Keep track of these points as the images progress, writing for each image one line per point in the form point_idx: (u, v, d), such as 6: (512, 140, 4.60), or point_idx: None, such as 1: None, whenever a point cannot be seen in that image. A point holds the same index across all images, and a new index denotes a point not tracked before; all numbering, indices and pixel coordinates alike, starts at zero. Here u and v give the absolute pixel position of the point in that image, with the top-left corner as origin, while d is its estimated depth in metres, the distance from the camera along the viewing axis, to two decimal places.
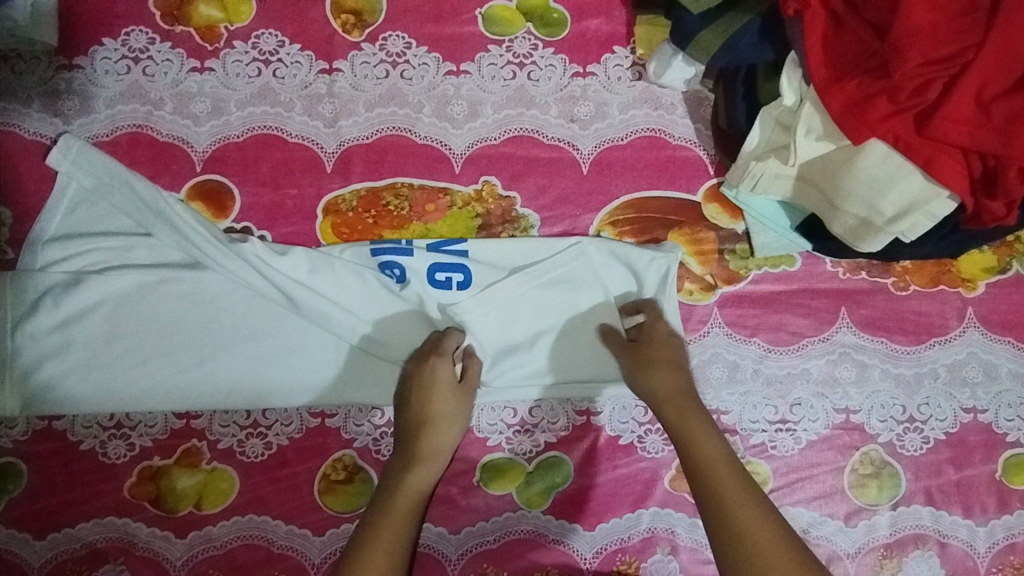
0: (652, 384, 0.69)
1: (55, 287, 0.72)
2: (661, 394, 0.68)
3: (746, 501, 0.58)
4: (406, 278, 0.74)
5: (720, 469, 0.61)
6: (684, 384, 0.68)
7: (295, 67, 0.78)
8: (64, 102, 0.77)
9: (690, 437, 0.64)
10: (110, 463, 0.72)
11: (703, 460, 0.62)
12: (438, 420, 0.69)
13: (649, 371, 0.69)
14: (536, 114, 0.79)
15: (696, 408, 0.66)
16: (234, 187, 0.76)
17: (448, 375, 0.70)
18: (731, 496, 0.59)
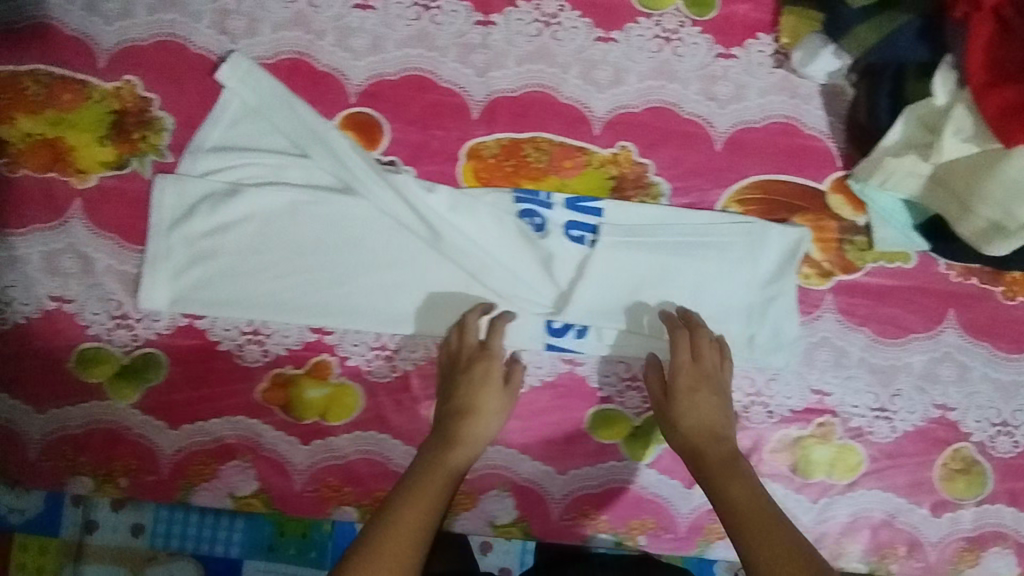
0: (685, 419, 0.71)
1: (213, 196, 0.76)
2: (700, 425, 0.71)
3: (741, 484, 0.66)
4: (546, 229, 0.77)
5: (747, 499, 0.65)
6: (715, 433, 0.70)
7: (452, 15, 0.80)
8: (232, 22, 0.79)
9: (698, 408, 0.72)
10: (246, 365, 0.77)
11: (704, 431, 0.71)
12: (481, 413, 0.72)
13: (688, 378, 0.73)
14: (677, 89, 0.81)
15: (730, 454, 0.69)
16: (385, 122, 0.79)
17: (493, 379, 0.73)
18: (729, 483, 0.66)
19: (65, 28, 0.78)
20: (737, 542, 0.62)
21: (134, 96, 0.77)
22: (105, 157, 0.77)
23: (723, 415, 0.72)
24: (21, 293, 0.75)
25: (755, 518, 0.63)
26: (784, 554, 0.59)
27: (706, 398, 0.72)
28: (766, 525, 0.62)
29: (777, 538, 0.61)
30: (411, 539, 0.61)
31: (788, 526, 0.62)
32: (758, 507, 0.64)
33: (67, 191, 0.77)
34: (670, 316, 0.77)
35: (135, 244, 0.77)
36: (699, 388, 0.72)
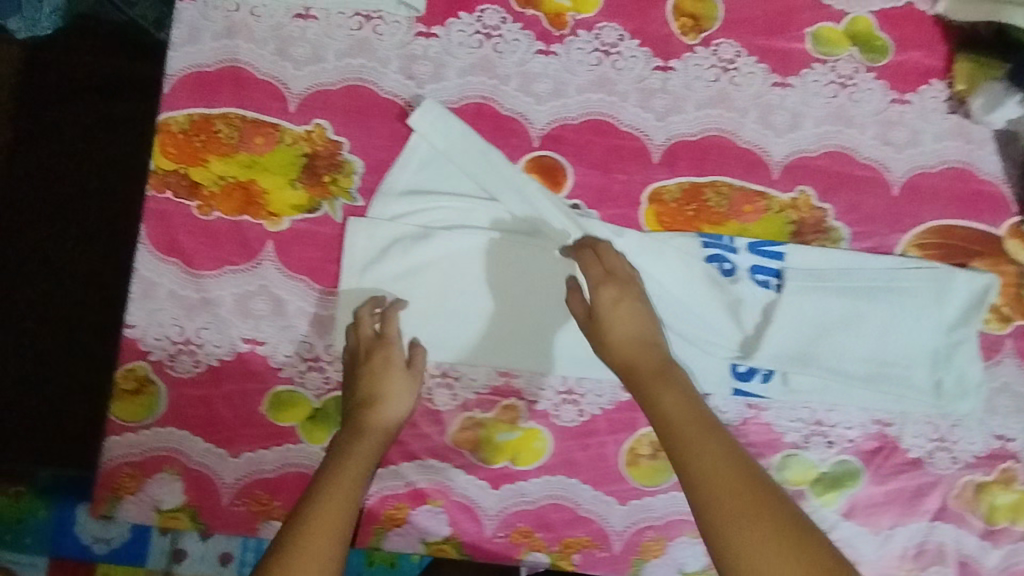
0: (620, 330, 0.67)
1: (406, 238, 0.77)
2: (623, 336, 0.66)
3: (682, 398, 0.62)
4: (736, 272, 0.78)
5: (691, 415, 0.60)
6: (643, 342, 0.66)
7: (632, 61, 0.81)
8: (418, 66, 0.80)
9: (618, 316, 0.67)
10: (436, 409, 0.76)
11: (613, 338, 0.67)
12: (387, 398, 0.70)
13: (609, 288, 0.68)
14: (854, 134, 0.82)
15: (649, 368, 0.64)
16: (569, 165, 0.80)
17: (393, 365, 0.72)
18: (666, 398, 0.62)
19: (256, 72, 0.78)
20: (676, 464, 0.59)
21: (324, 140, 0.78)
22: (297, 200, 0.78)
23: (647, 321, 0.67)
24: (214, 336, 0.76)
25: (684, 428, 0.60)
26: (718, 466, 0.57)
27: (631, 306, 0.68)
28: (703, 435, 0.59)
29: (723, 456, 0.58)
30: (329, 527, 0.61)
31: (722, 445, 0.58)
32: (692, 417, 0.60)
33: (259, 233, 0.77)
34: (580, 249, 0.73)
35: (324, 286, 0.77)
36: (621, 299, 0.68)
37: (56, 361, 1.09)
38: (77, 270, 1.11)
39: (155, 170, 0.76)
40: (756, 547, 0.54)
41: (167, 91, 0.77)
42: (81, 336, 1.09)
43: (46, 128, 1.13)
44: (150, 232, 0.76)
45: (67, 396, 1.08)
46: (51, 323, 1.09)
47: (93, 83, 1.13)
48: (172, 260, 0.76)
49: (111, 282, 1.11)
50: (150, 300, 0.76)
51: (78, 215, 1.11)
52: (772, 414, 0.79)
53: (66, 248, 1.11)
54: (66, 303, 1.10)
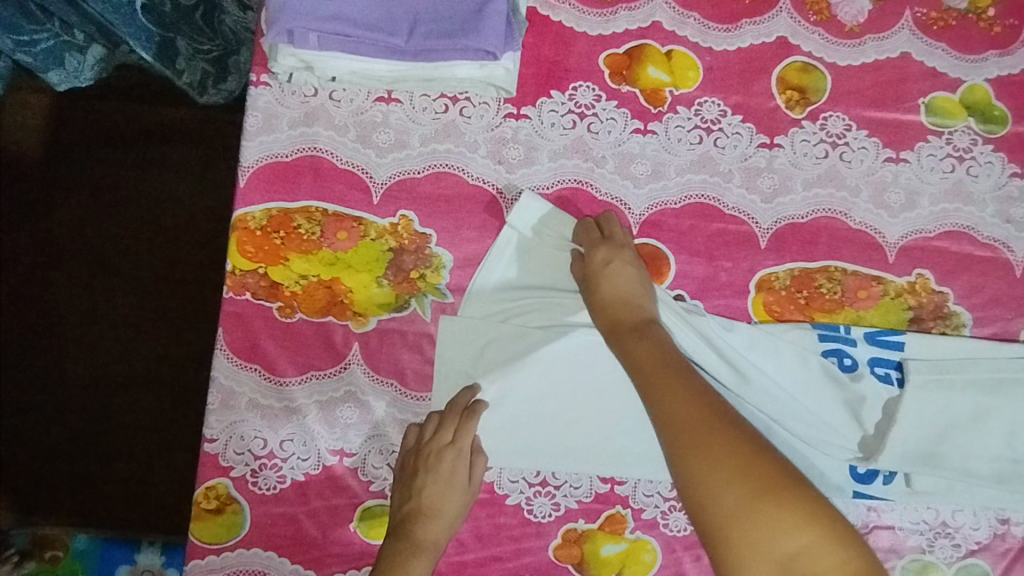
0: (606, 290, 0.70)
1: (502, 338, 0.72)
2: (609, 295, 0.70)
3: (656, 343, 0.67)
4: (857, 366, 0.73)
5: (659, 362, 0.66)
6: (630, 303, 0.70)
7: (735, 138, 0.77)
8: (509, 150, 0.75)
9: (598, 279, 0.70)
10: (536, 521, 0.71)
11: (597, 293, 0.70)
12: (448, 501, 0.68)
13: (604, 254, 0.71)
14: (973, 211, 0.77)
15: (632, 323, 0.69)
16: (671, 254, 0.75)
17: (454, 473, 0.68)
18: (637, 347, 0.67)
19: (337, 161, 0.74)
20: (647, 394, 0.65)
21: (410, 232, 0.74)
22: (383, 298, 0.73)
23: (638, 286, 0.70)
24: (298, 448, 0.70)
25: (652, 367, 0.65)
26: (678, 407, 0.62)
27: (621, 270, 0.70)
28: (668, 378, 0.64)
29: (683, 395, 0.63)
30: None
31: (692, 388, 0.64)
32: (659, 359, 0.66)
33: (345, 335, 0.72)
34: (586, 220, 0.73)
35: (414, 390, 0.72)
36: (613, 260, 0.70)
37: (138, 431, 1.10)
38: (155, 340, 1.11)
39: (232, 270, 0.71)
40: (707, 467, 0.57)
41: (242, 184, 0.73)
42: (161, 406, 1.10)
43: (120, 200, 1.13)
44: (228, 337, 0.71)
45: (151, 464, 1.10)
46: (131, 393, 1.10)
47: (166, 155, 1.13)
48: (253, 366, 0.71)
49: (189, 353, 1.11)
50: (230, 410, 0.70)
51: (155, 285, 1.12)
52: (895, 516, 0.73)
53: (143, 319, 1.11)
54: (146, 373, 1.11)
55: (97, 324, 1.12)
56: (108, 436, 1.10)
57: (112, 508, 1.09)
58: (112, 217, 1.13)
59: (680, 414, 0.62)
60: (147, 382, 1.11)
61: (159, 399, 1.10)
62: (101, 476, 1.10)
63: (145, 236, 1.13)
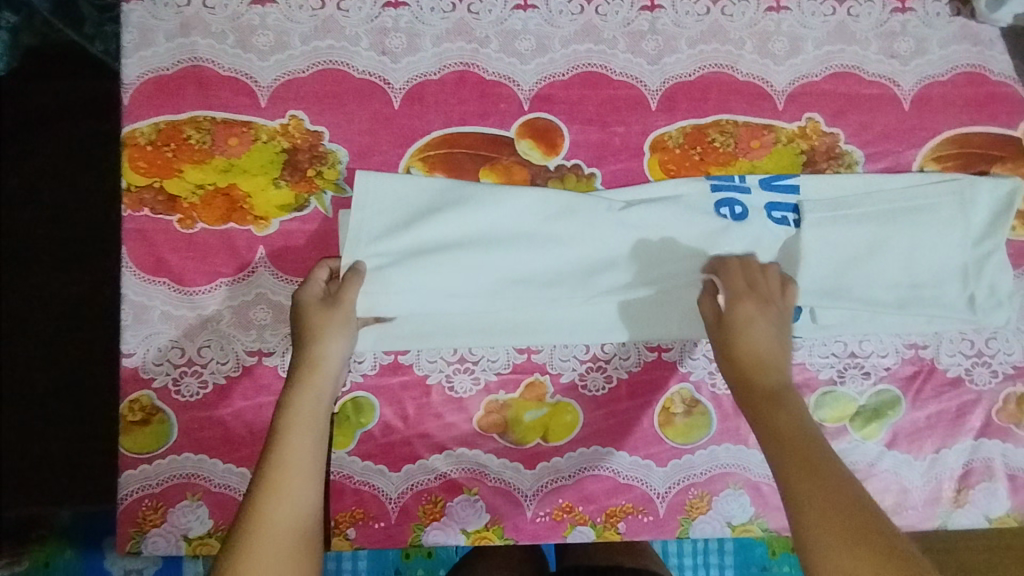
0: (749, 341, 0.65)
1: (402, 222, 0.72)
2: (754, 358, 0.64)
3: (795, 417, 0.60)
4: (748, 214, 0.75)
5: (797, 437, 0.58)
6: (770, 365, 0.64)
7: (617, 4, 0.77)
8: (392, 40, 0.75)
9: (743, 333, 0.65)
10: (458, 397, 0.73)
11: (751, 361, 0.64)
12: (320, 356, 0.66)
13: (750, 305, 0.67)
14: (857, 50, 0.78)
15: (774, 387, 0.62)
16: (564, 125, 0.76)
17: (341, 320, 0.68)
18: (783, 419, 0.60)
19: (219, 69, 0.74)
20: (755, 421, 0.62)
21: (303, 131, 0.74)
22: (282, 199, 0.73)
23: (779, 344, 0.65)
24: (216, 353, 0.72)
25: (794, 449, 0.57)
26: (792, 430, 0.59)
27: (765, 329, 0.65)
28: (818, 470, 0.55)
29: (832, 486, 0.54)
30: (279, 485, 0.59)
31: (847, 484, 0.54)
32: (801, 442, 0.58)
33: (248, 239, 0.73)
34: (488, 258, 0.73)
35: None
36: (754, 318, 0.66)
37: (58, 400, 1.05)
38: (67, 302, 1.06)
39: (128, 187, 0.72)
40: (819, 516, 0.52)
41: (126, 101, 0.73)
42: (78, 370, 1.05)
43: (11, 162, 1.07)
44: (133, 254, 0.72)
45: (75, 432, 1.05)
46: (45, 362, 1.05)
47: (49, 110, 1.06)
48: (160, 280, 0.72)
49: (99, 309, 1.06)
50: (143, 324, 0.72)
51: (62, 245, 1.07)
52: (805, 353, 0.75)
53: (49, 283, 1.06)
54: (61, 338, 1.06)
55: (4, 293, 1.06)
56: (28, 409, 1.05)
57: (38, 481, 1.04)
58: (6, 180, 1.07)
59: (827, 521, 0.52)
60: (63, 346, 1.05)
61: (74, 364, 1.05)
62: (26, 450, 1.05)
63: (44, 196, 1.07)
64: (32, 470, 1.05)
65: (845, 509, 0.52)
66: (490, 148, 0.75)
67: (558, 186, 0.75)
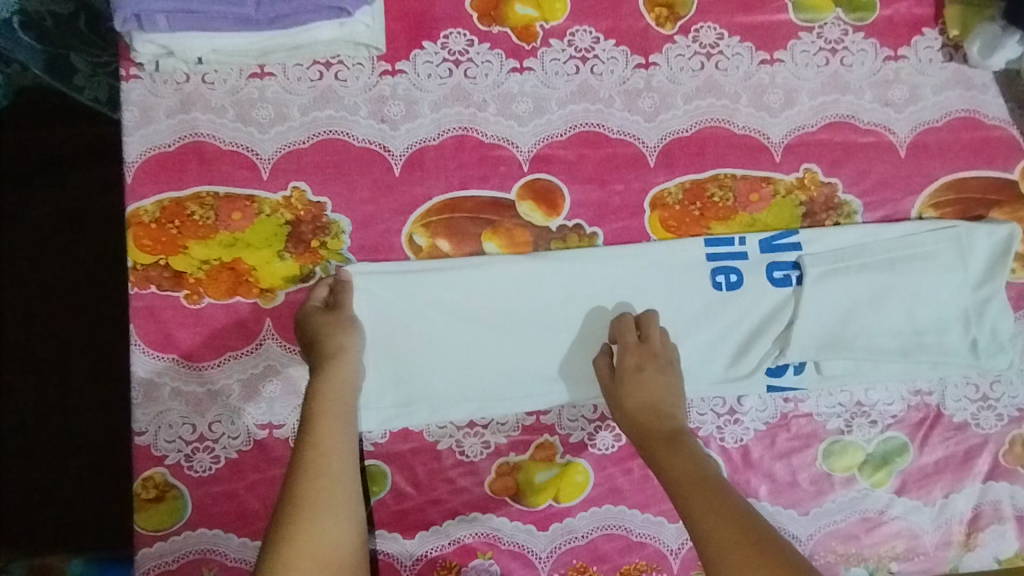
0: (638, 393, 0.68)
1: (409, 292, 0.73)
2: (646, 407, 0.68)
3: (689, 454, 0.64)
4: (744, 282, 0.75)
5: (691, 472, 0.62)
6: (659, 412, 0.67)
7: (612, 63, 0.78)
8: (390, 108, 0.76)
9: (632, 387, 0.69)
10: (469, 461, 0.74)
11: (638, 410, 0.68)
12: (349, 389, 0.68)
13: (640, 356, 0.70)
14: (851, 100, 0.79)
15: (670, 432, 0.66)
16: (564, 185, 0.76)
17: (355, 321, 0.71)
18: (675, 459, 0.63)
19: (221, 144, 0.74)
20: (654, 464, 0.65)
21: (305, 202, 0.74)
22: (288, 271, 0.74)
23: (667, 390, 0.69)
24: (227, 428, 0.72)
25: (691, 486, 0.61)
26: (688, 472, 0.62)
27: (653, 378, 0.69)
28: (710, 494, 0.59)
29: (721, 506, 0.58)
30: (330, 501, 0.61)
31: (736, 502, 0.59)
32: (698, 477, 0.61)
33: (255, 312, 0.73)
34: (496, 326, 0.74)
35: None
36: (645, 368, 0.69)
37: (59, 458, 1.01)
38: (63, 361, 1.02)
39: (134, 266, 0.73)
40: (720, 543, 0.56)
41: (129, 180, 0.73)
42: (81, 428, 1.01)
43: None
44: (141, 331, 0.72)
45: (77, 489, 1.01)
46: (47, 423, 1.01)
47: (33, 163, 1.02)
48: (169, 356, 0.72)
49: (108, 365, 1.02)
50: (153, 402, 0.72)
51: (55, 303, 1.03)
52: (811, 404, 0.76)
53: (44, 343, 1.02)
54: (65, 394, 1.01)
55: None
56: (29, 474, 1.01)
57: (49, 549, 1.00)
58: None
59: (724, 538, 0.56)
60: (62, 407, 1.01)
61: (80, 419, 1.01)
62: (25, 514, 1.00)
63: (36, 258, 1.03)
64: (29, 526, 1.00)
65: (736, 526, 0.57)
66: (491, 212, 0.76)
67: (560, 247, 0.76)
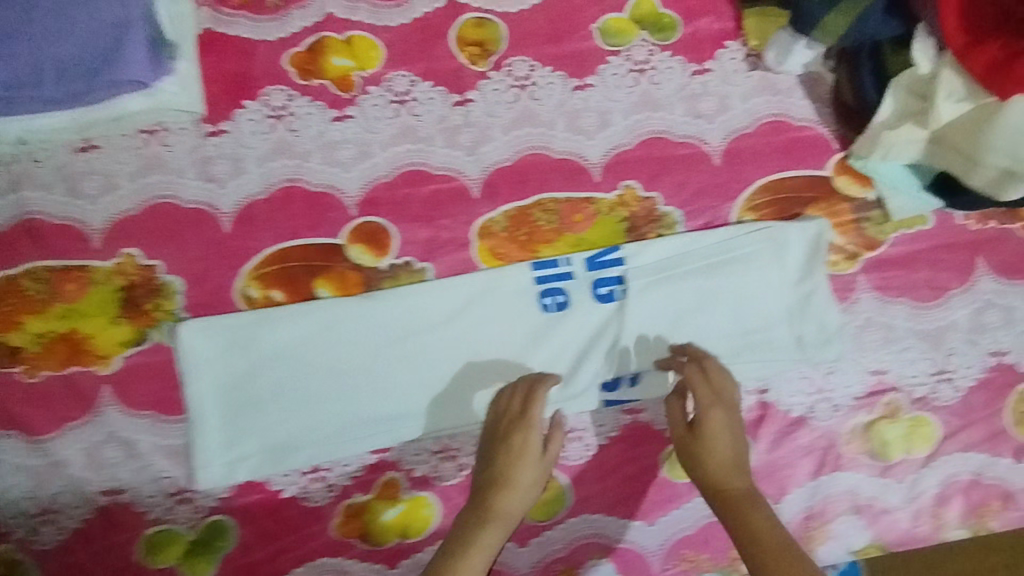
0: (716, 448, 0.67)
1: (245, 345, 0.75)
2: (726, 462, 0.66)
3: (762, 513, 0.63)
4: (570, 301, 0.78)
5: (770, 536, 0.61)
6: (736, 468, 0.66)
7: (430, 103, 0.80)
8: (215, 167, 0.77)
9: (711, 447, 0.67)
10: (314, 506, 0.75)
11: (716, 463, 0.66)
12: (513, 489, 0.66)
13: (704, 420, 0.68)
14: (664, 116, 0.81)
15: (747, 494, 0.65)
16: (391, 225, 0.79)
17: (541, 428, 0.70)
18: (754, 512, 0.63)
19: (50, 220, 0.76)
20: (726, 521, 0.64)
21: (137, 267, 0.76)
22: (124, 336, 0.75)
23: (741, 444, 0.68)
24: (70, 498, 0.73)
25: (774, 552, 0.60)
26: (771, 534, 0.61)
27: (723, 435, 0.67)
28: (784, 559, 0.59)
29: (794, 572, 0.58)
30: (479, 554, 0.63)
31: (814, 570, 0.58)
32: (782, 542, 0.60)
33: (92, 380, 0.74)
34: (332, 369, 0.76)
35: (173, 415, 0.75)
36: (723, 427, 0.67)
37: None
38: None
39: None
40: None
41: None
42: None
43: None
44: None
45: None
46: None
47: None
48: (9, 432, 0.73)
49: None
50: None
51: None
52: (649, 413, 0.78)
53: None
54: None
55: None
56: None
57: None
58: None
59: None
60: None
61: None
62: None
63: None
64: None
65: None
66: (321, 258, 0.78)
67: (391, 285, 0.78)
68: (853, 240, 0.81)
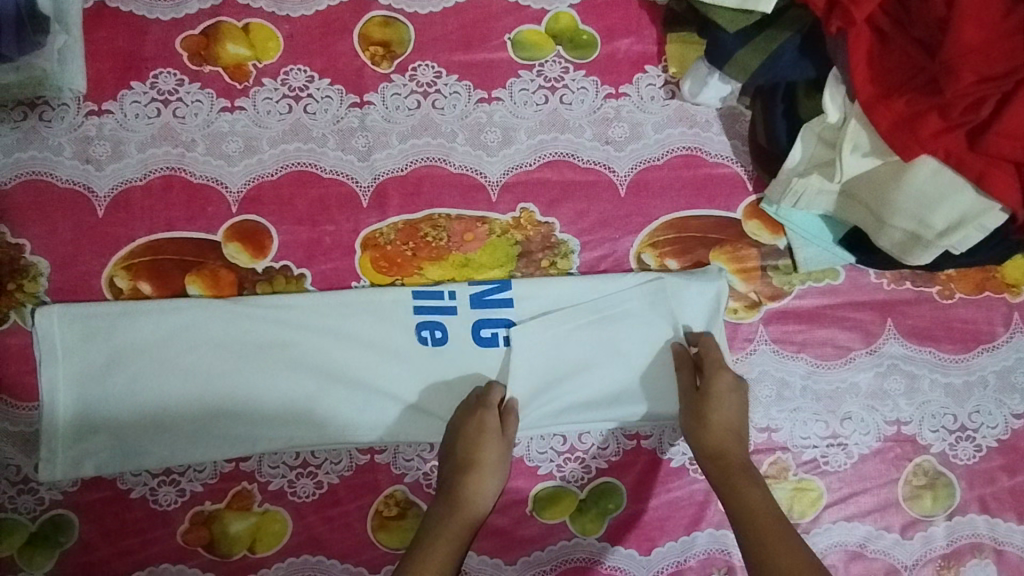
0: (712, 417, 0.68)
1: (105, 335, 0.73)
2: (721, 427, 0.67)
3: (752, 483, 0.64)
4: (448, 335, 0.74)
5: (759, 501, 0.62)
6: (736, 437, 0.67)
7: (326, 102, 0.77)
8: (95, 148, 0.75)
9: (713, 409, 0.68)
10: (162, 510, 0.71)
11: (718, 424, 0.67)
12: (482, 470, 0.68)
13: (711, 384, 0.69)
14: (571, 138, 0.78)
15: (740, 464, 0.66)
16: (272, 226, 0.75)
17: (495, 421, 0.70)
18: (739, 478, 0.64)
19: None
20: (721, 489, 0.64)
21: (3, 245, 0.73)
22: None
23: (744, 414, 0.69)
24: None
25: (763, 518, 0.60)
26: (760, 503, 0.62)
27: (733, 403, 0.69)
28: (775, 527, 0.59)
29: (787, 542, 0.58)
30: (449, 541, 0.63)
31: (799, 542, 0.58)
32: (767, 510, 0.61)
33: None
34: (193, 369, 0.73)
35: (25, 400, 0.72)
36: (730, 395, 0.69)
37: None
38: None
39: None
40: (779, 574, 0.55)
41: None
42: None
43: None
44: None
45: None
46: None
47: None
48: None
49: None
50: None
51: None
52: (523, 448, 0.74)
53: None
54: None
55: None
56: None
57: None
58: None
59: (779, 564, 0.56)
60: None
61: None
62: None
63: None
64: None
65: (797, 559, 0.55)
66: (195, 254, 0.75)
67: (266, 289, 0.75)
68: (756, 287, 0.77)
